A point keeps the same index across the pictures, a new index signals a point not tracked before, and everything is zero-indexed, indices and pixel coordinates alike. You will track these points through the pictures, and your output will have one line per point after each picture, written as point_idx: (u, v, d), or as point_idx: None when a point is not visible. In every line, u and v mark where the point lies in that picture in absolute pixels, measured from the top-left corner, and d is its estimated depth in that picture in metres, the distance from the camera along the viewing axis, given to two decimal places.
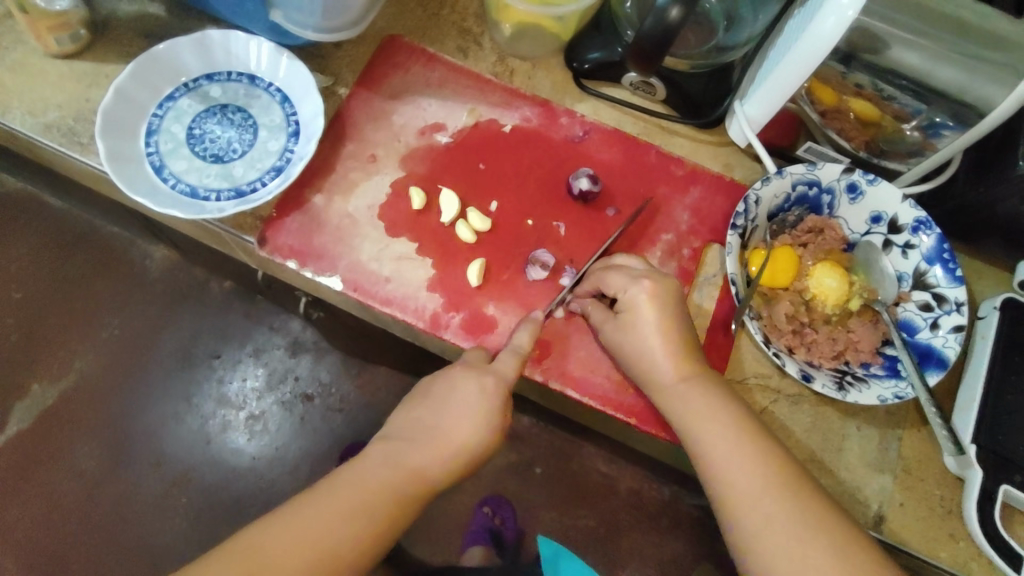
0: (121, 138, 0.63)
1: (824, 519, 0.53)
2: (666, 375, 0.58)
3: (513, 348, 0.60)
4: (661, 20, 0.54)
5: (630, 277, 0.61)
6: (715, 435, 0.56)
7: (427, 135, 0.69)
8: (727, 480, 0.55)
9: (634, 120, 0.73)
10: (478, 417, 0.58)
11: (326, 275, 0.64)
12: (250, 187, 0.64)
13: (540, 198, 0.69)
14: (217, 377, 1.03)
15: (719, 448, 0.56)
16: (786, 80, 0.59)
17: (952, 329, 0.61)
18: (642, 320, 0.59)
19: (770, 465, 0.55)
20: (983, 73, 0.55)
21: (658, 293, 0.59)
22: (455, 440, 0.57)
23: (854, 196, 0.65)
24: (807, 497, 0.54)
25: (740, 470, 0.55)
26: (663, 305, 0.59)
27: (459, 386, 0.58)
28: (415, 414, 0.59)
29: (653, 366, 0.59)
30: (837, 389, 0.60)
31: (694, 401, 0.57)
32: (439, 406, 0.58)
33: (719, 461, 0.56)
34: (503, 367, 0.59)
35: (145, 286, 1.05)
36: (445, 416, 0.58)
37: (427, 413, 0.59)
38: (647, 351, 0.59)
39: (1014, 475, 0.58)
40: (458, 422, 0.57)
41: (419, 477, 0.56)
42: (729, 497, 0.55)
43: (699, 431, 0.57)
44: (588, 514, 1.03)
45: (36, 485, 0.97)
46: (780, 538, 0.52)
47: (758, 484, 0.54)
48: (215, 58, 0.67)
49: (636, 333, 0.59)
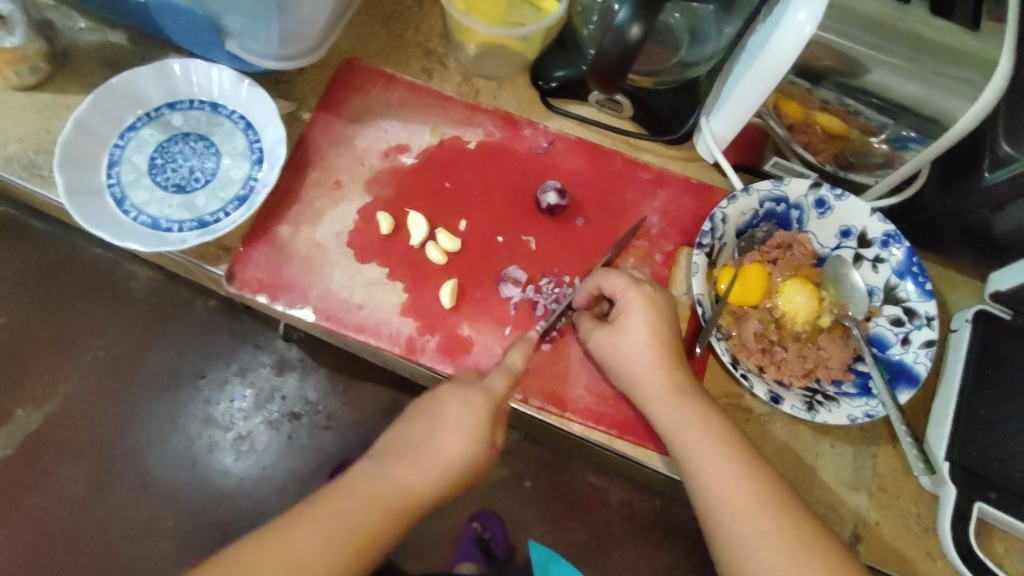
0: (80, 171, 0.63)
1: (814, 532, 0.53)
2: (654, 378, 0.58)
3: (511, 363, 0.60)
4: (621, 40, 0.53)
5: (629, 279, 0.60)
6: (704, 441, 0.56)
7: (391, 157, 0.68)
8: (719, 496, 0.54)
9: (601, 138, 0.72)
10: (478, 429, 0.58)
11: (297, 306, 0.63)
12: (212, 217, 0.64)
13: (509, 214, 0.68)
14: (202, 397, 1.01)
15: (707, 452, 0.55)
16: (751, 93, 0.58)
17: (923, 344, 0.61)
18: (634, 321, 0.58)
19: (763, 480, 0.54)
20: (941, 87, 0.54)
21: (656, 296, 0.59)
22: (446, 449, 0.58)
23: (822, 211, 0.64)
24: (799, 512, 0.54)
25: (736, 486, 0.54)
26: (658, 308, 0.59)
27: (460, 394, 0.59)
28: (412, 424, 0.60)
29: (639, 368, 0.58)
30: (807, 410, 0.59)
31: (684, 405, 0.57)
32: (438, 420, 0.59)
33: (707, 470, 0.55)
34: (492, 385, 0.59)
35: (128, 306, 1.02)
36: (441, 426, 0.58)
37: (417, 431, 0.59)
38: (639, 358, 0.58)
39: (987, 493, 0.58)
40: (457, 431, 0.58)
41: (408, 486, 0.57)
42: (718, 510, 0.54)
43: (691, 443, 0.56)
44: (578, 527, 1.00)
45: (20, 512, 0.95)
46: (773, 555, 0.52)
47: (747, 499, 0.53)
48: (175, 86, 0.67)
49: (626, 332, 0.58)
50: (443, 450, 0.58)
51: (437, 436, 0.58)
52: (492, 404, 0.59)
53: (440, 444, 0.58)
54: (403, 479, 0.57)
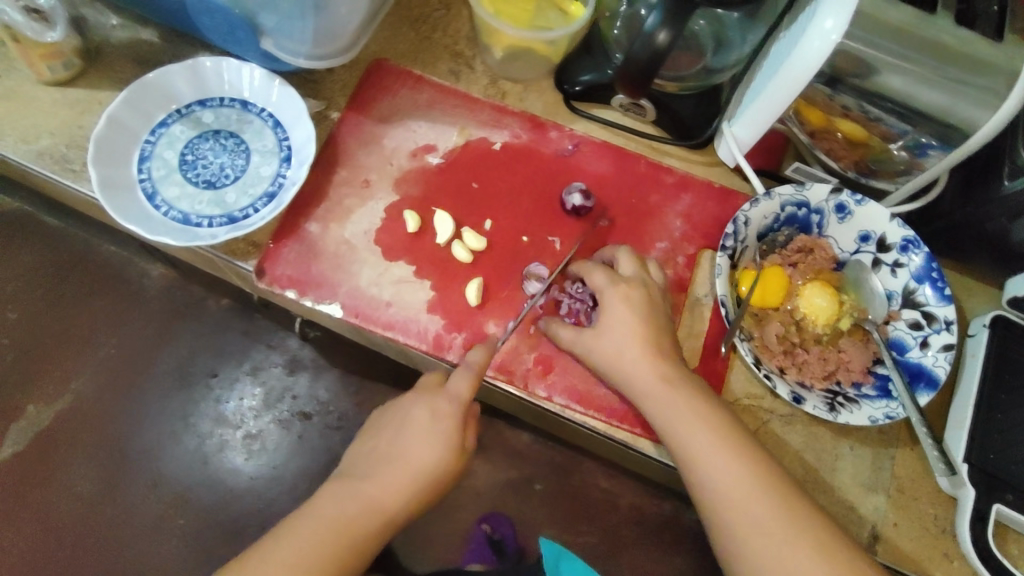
0: (113, 165, 0.64)
1: (805, 527, 0.53)
2: (643, 374, 0.58)
3: (470, 362, 0.60)
4: (649, 45, 0.55)
5: (609, 275, 0.61)
6: (694, 436, 0.56)
7: (418, 157, 0.69)
8: (713, 485, 0.55)
9: (626, 142, 0.73)
10: (444, 428, 0.59)
11: (326, 303, 0.64)
12: (242, 213, 0.64)
13: (534, 214, 0.69)
14: (214, 395, 1.01)
15: (696, 446, 0.56)
16: (775, 97, 0.59)
17: (942, 348, 0.62)
18: (616, 318, 0.59)
19: (752, 474, 0.54)
20: (967, 96, 0.55)
21: (633, 296, 0.60)
22: (416, 451, 0.58)
23: (843, 216, 0.65)
24: (786, 500, 0.54)
25: (727, 477, 0.54)
26: (636, 305, 0.60)
27: (428, 403, 0.59)
28: (386, 430, 0.61)
29: (629, 366, 0.58)
30: (828, 410, 0.60)
31: (674, 400, 0.57)
32: (407, 424, 0.60)
33: (697, 459, 0.55)
34: (456, 388, 0.59)
35: (142, 303, 1.03)
36: (411, 429, 0.59)
37: (388, 436, 0.60)
38: (628, 356, 0.58)
39: (1005, 495, 0.59)
40: (427, 431, 0.59)
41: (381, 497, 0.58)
42: (715, 497, 0.55)
43: (686, 432, 0.56)
44: (589, 530, 1.00)
45: (32, 506, 0.95)
46: (764, 543, 0.52)
47: (739, 489, 0.54)
48: (207, 84, 0.68)
49: (615, 331, 0.59)
50: (418, 452, 0.58)
51: (405, 441, 0.59)
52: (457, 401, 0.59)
53: (413, 447, 0.58)
54: (375, 493, 0.58)
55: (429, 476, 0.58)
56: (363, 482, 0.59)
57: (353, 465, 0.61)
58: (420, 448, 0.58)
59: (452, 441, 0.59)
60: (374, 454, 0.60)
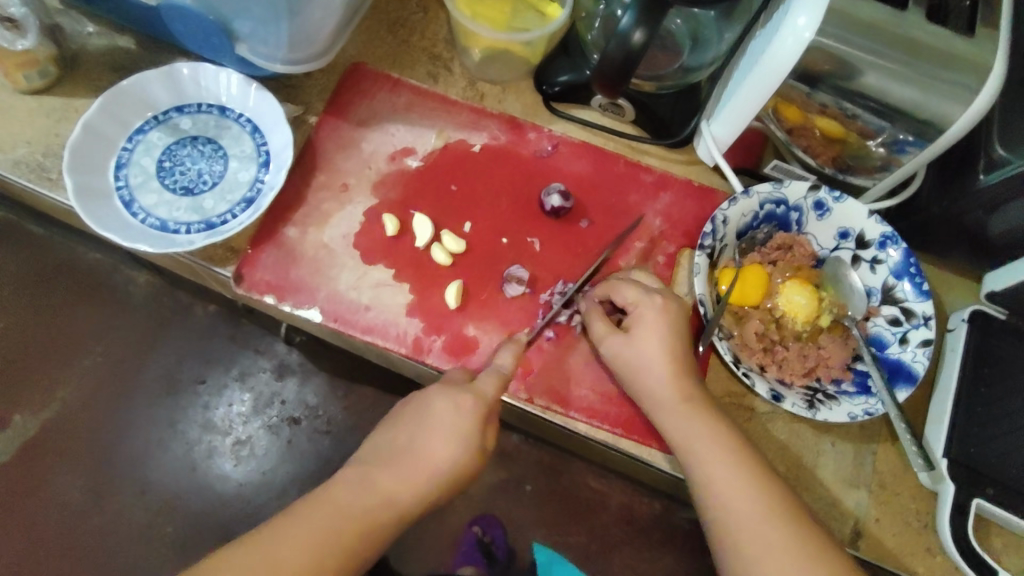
0: (90, 173, 0.63)
1: (817, 549, 0.53)
2: (661, 389, 0.58)
3: (499, 364, 0.60)
4: (624, 44, 0.54)
5: (642, 291, 0.61)
6: (710, 452, 0.56)
7: (397, 160, 0.69)
8: (727, 504, 0.55)
9: (604, 142, 0.73)
10: (470, 432, 0.58)
11: (305, 308, 0.64)
12: (220, 219, 0.64)
13: (514, 215, 0.69)
14: (203, 402, 1.01)
15: (710, 465, 0.56)
16: (754, 93, 0.59)
17: (920, 344, 0.62)
18: (645, 333, 0.59)
19: (766, 495, 0.55)
20: (939, 92, 0.55)
21: (671, 310, 0.60)
22: (435, 451, 0.58)
23: (821, 213, 0.65)
24: (799, 521, 0.54)
25: (738, 496, 0.55)
26: (673, 320, 0.60)
27: (449, 396, 0.59)
28: (405, 425, 0.60)
29: (647, 380, 0.59)
30: (807, 408, 0.60)
31: (692, 416, 0.57)
32: (429, 422, 0.59)
33: (710, 476, 0.56)
34: (481, 387, 0.59)
35: (128, 310, 1.03)
36: (430, 428, 0.59)
37: (405, 431, 0.60)
38: (650, 372, 0.59)
39: (985, 488, 0.59)
40: (448, 431, 0.58)
41: (396, 494, 0.58)
42: (726, 518, 0.55)
43: (700, 448, 0.57)
44: (578, 530, 1.00)
45: (20, 516, 0.95)
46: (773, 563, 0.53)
47: (753, 508, 0.54)
48: (184, 90, 0.68)
49: (639, 346, 0.59)
50: (437, 452, 0.58)
51: (424, 436, 0.59)
52: (482, 401, 0.58)
53: (430, 443, 0.58)
54: (393, 487, 0.58)
55: (440, 472, 0.58)
56: (378, 478, 0.58)
57: (368, 456, 0.60)
58: (439, 445, 0.58)
59: (470, 446, 0.59)
60: (388, 451, 0.60)
